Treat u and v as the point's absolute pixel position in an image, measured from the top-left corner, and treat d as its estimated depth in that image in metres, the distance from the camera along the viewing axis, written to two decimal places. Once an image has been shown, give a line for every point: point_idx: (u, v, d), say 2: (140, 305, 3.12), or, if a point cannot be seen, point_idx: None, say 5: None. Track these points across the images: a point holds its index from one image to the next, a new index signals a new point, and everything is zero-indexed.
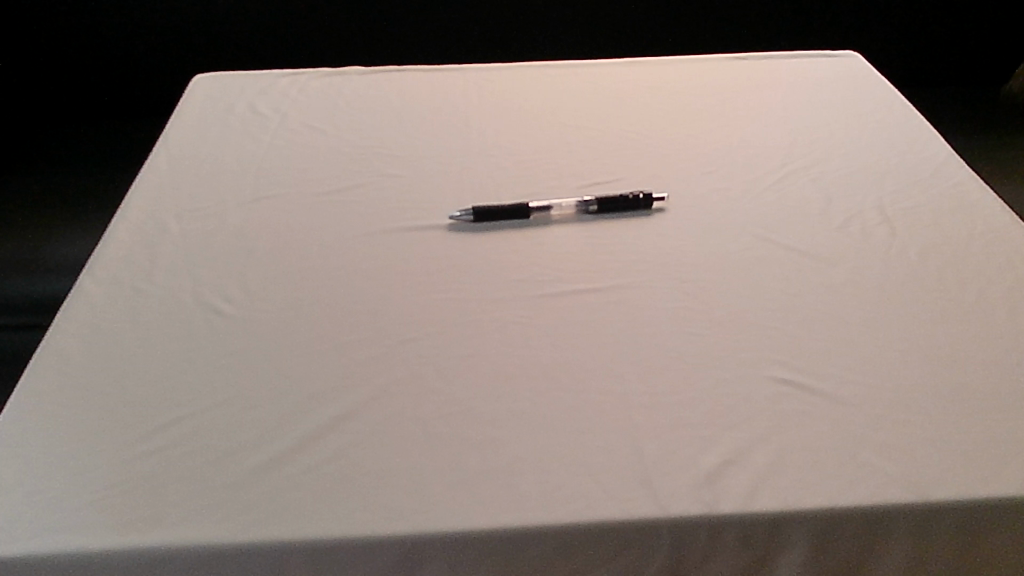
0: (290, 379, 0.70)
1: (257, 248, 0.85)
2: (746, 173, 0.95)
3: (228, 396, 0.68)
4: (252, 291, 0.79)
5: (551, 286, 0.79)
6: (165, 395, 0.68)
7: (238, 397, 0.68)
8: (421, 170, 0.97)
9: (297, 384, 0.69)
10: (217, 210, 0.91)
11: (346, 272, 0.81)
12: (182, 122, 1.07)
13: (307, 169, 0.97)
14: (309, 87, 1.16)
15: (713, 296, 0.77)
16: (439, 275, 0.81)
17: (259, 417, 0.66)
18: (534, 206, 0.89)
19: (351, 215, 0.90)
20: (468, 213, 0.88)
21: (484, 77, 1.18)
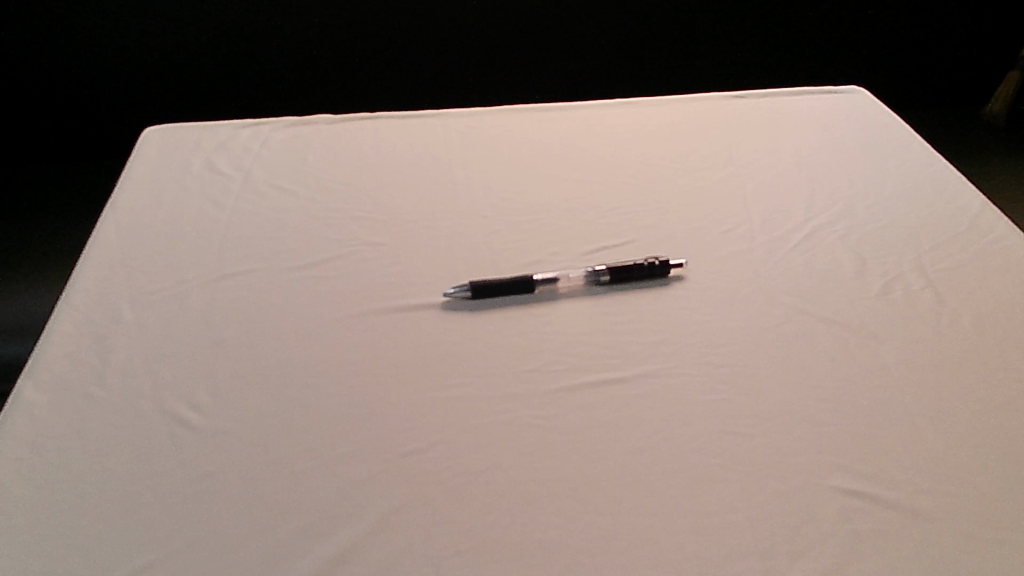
0: (273, 511, 0.59)
1: (226, 341, 0.74)
2: (768, 231, 0.86)
3: (200, 535, 0.57)
4: (224, 396, 0.68)
5: (569, 377, 0.69)
6: (124, 538, 0.57)
7: (212, 537, 0.57)
8: (408, 236, 0.87)
9: (283, 517, 0.59)
10: (178, 292, 0.80)
11: (332, 368, 0.71)
12: (133, 184, 0.96)
13: (279, 239, 0.87)
14: (273, 139, 1.05)
15: (754, 385, 0.68)
16: (438, 367, 0.71)
17: (239, 563, 0.56)
18: (539, 278, 0.79)
19: (332, 296, 0.79)
20: (467, 288, 0.78)
21: (465, 124, 1.08)
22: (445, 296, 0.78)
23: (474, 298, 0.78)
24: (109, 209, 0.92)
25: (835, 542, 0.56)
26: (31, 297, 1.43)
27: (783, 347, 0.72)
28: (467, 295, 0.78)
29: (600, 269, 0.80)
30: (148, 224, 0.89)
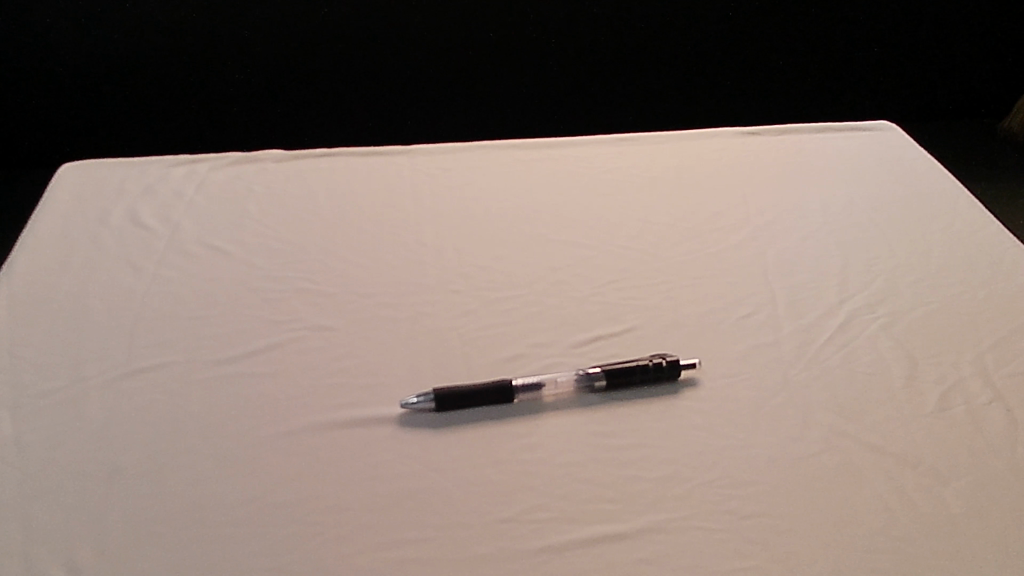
0: None
1: (125, 467, 0.59)
2: (796, 319, 0.71)
3: None
4: (115, 555, 0.54)
5: (556, 532, 0.55)
6: None
7: None
8: (362, 319, 0.72)
9: None
10: (74, 394, 0.64)
11: (256, 512, 0.56)
12: (38, 240, 0.80)
13: (206, 320, 0.72)
14: (210, 180, 0.89)
15: (791, 548, 0.54)
16: (390, 511, 0.56)
17: None
18: (519, 383, 0.64)
19: (263, 401, 0.64)
20: (430, 397, 0.63)
21: (436, 162, 0.93)
22: (402, 407, 0.63)
23: (438, 410, 0.63)
24: (4, 274, 0.76)
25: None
26: None
27: (822, 490, 0.57)
28: (430, 407, 0.63)
29: (595, 371, 0.65)
30: (50, 298, 0.74)
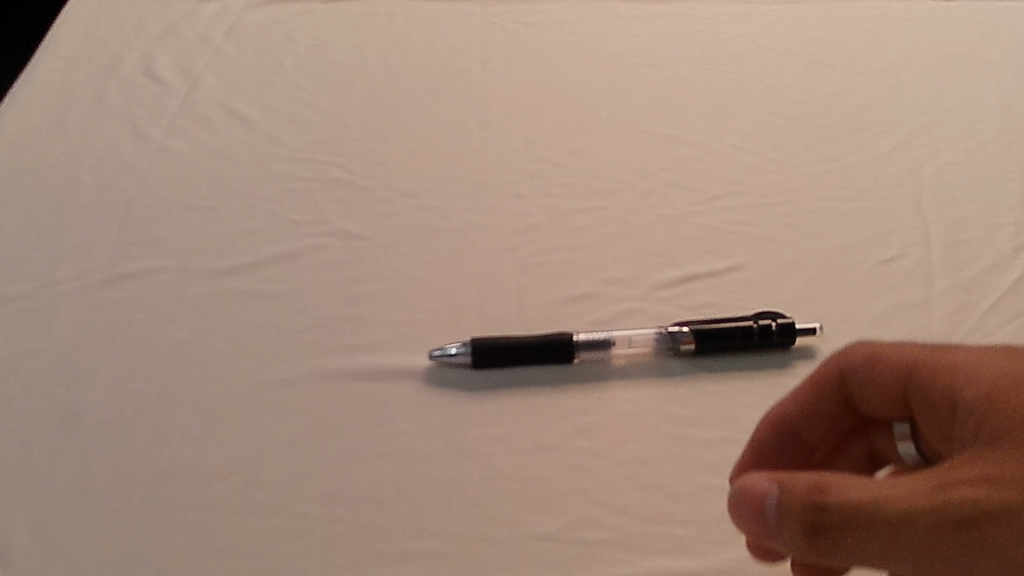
0: None
1: (86, 410, 0.48)
2: (955, 271, 0.55)
3: None
4: (55, 533, 0.43)
5: (605, 563, 0.42)
6: None
7: None
8: (399, 227, 0.58)
9: None
10: (40, 304, 0.53)
11: (232, 492, 0.45)
12: (32, 88, 0.67)
13: (211, 214, 0.59)
14: (242, 21, 0.74)
15: None
16: (397, 508, 0.44)
17: None
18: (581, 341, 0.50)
19: (263, 334, 0.52)
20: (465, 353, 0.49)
21: (517, 13, 0.75)
22: (431, 359, 0.50)
23: (475, 368, 0.50)
24: None
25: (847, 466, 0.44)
26: None
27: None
28: (465, 363, 0.50)
29: (681, 331, 0.50)
30: (34, 166, 0.62)
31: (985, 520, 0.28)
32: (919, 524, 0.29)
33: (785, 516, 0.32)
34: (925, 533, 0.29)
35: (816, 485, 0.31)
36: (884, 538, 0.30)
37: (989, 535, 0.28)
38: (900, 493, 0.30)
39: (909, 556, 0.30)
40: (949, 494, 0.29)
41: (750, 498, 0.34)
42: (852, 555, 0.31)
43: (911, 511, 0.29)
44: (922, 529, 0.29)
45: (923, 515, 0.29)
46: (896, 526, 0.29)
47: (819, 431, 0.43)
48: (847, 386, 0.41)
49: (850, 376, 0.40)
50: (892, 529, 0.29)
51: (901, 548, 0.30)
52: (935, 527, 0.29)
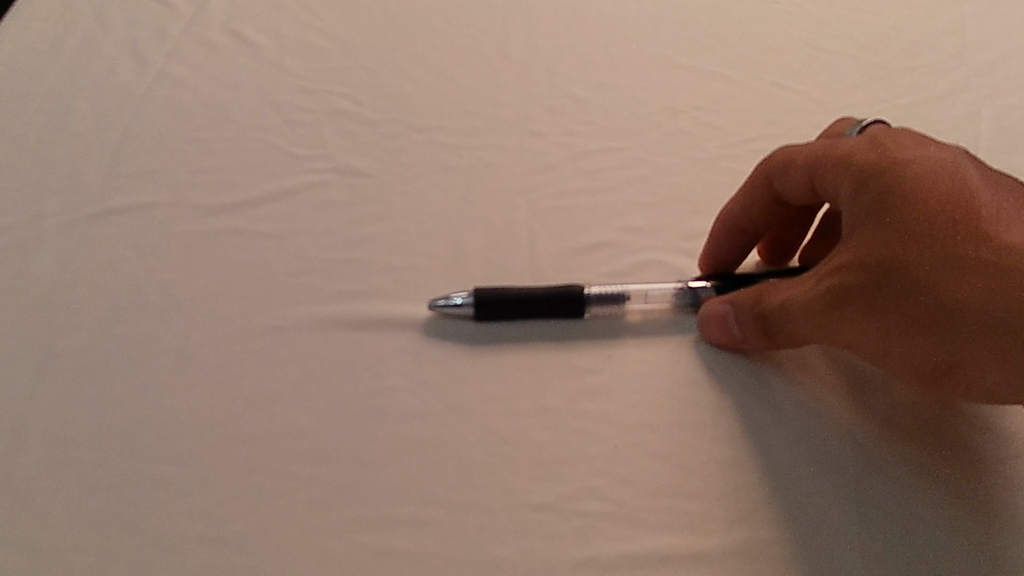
0: None
1: (65, 353, 0.45)
2: None
3: None
4: (26, 484, 0.41)
5: (605, 539, 0.39)
6: None
7: None
8: (406, 164, 0.54)
9: None
10: (24, 238, 0.50)
11: (212, 445, 0.42)
12: (31, 6, 0.64)
13: (209, 147, 0.55)
14: None
15: None
16: (385, 469, 0.41)
17: None
18: (596, 294, 0.46)
19: (256, 276, 0.49)
20: (472, 304, 0.46)
21: None
22: (431, 309, 0.46)
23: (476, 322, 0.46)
24: None
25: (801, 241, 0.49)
26: None
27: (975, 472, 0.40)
28: (468, 315, 0.46)
29: (704, 289, 0.47)
30: (28, 90, 0.58)
31: (847, 298, 0.39)
32: (812, 310, 0.40)
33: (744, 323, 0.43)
34: (818, 316, 0.40)
35: (754, 298, 0.43)
36: (789, 326, 0.41)
37: (854, 310, 0.39)
38: (796, 292, 0.41)
39: (812, 335, 0.41)
40: (825, 285, 0.39)
41: (712, 329, 0.44)
42: (775, 343, 0.42)
43: (804, 303, 0.40)
44: (813, 314, 0.40)
45: (810, 302, 0.40)
46: (784, 313, 0.41)
47: (766, 232, 0.47)
48: (774, 189, 0.45)
49: (774, 181, 0.45)
50: (792, 317, 0.41)
51: (805, 331, 0.41)
52: (823, 311, 0.40)
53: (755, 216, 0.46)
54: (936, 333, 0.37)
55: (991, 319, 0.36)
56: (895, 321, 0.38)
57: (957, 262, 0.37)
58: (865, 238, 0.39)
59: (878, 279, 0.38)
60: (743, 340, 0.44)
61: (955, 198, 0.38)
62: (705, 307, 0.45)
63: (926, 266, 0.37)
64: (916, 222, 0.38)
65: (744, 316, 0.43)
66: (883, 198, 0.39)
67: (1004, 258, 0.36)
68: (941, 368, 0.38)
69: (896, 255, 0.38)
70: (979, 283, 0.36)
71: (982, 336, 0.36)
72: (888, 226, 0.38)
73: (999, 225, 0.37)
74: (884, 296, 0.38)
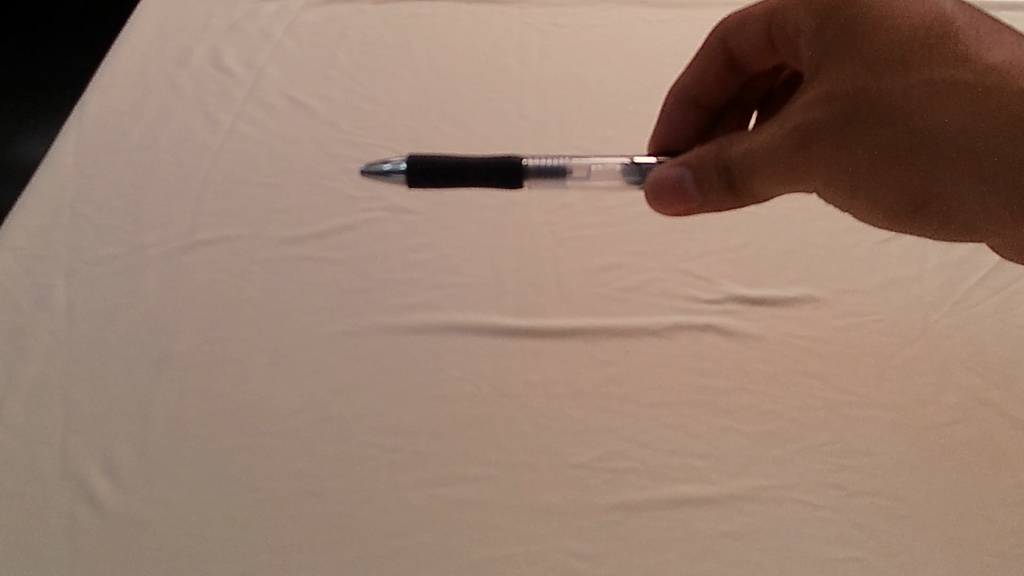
0: None
1: (175, 354, 0.55)
2: (947, 251, 0.60)
3: None
4: (156, 454, 0.50)
5: (633, 487, 0.48)
6: None
7: None
8: (446, 201, 0.64)
9: None
10: (130, 265, 0.60)
11: (306, 423, 0.51)
12: (112, 77, 0.74)
13: (278, 190, 0.66)
14: (300, 21, 0.81)
15: (902, 540, 0.47)
16: (451, 439, 0.51)
17: None
18: (532, 164, 0.51)
19: (330, 293, 0.58)
20: (412, 175, 0.51)
21: (550, 15, 0.82)
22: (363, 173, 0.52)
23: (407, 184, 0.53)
24: (75, 116, 0.71)
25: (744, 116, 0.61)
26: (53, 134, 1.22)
27: (923, 432, 0.51)
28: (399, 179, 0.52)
29: (650, 163, 0.52)
30: (118, 147, 0.69)
31: (821, 133, 0.43)
32: (781, 154, 0.43)
33: (704, 179, 0.46)
34: (785, 158, 0.43)
35: (714, 153, 0.46)
36: (754, 173, 0.44)
37: (829, 142, 0.43)
38: (759, 141, 0.44)
39: (779, 178, 0.44)
40: (798, 125, 0.43)
41: (668, 194, 0.47)
42: (734, 193, 0.46)
43: (772, 147, 0.44)
44: (779, 158, 0.43)
45: (777, 146, 0.43)
46: (751, 157, 0.44)
47: (713, 108, 0.58)
48: (727, 48, 0.54)
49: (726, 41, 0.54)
50: (758, 163, 0.44)
51: (767, 175, 0.44)
52: (792, 151, 0.43)
53: (702, 87, 0.57)
54: (912, 158, 0.42)
55: (967, 141, 0.41)
56: (872, 149, 0.43)
57: (936, 90, 0.41)
58: (842, 73, 0.43)
59: (853, 112, 0.42)
60: (705, 202, 0.47)
61: (926, 28, 0.43)
62: (656, 177, 0.47)
63: (901, 93, 0.42)
64: (895, 53, 0.42)
65: (711, 171, 0.46)
66: (859, 35, 0.43)
67: (984, 79, 0.41)
68: (918, 195, 0.44)
69: (872, 86, 0.42)
70: (958, 105, 0.41)
71: (961, 157, 0.41)
72: (860, 62, 0.43)
73: (976, 51, 0.42)
74: (859, 125, 0.42)
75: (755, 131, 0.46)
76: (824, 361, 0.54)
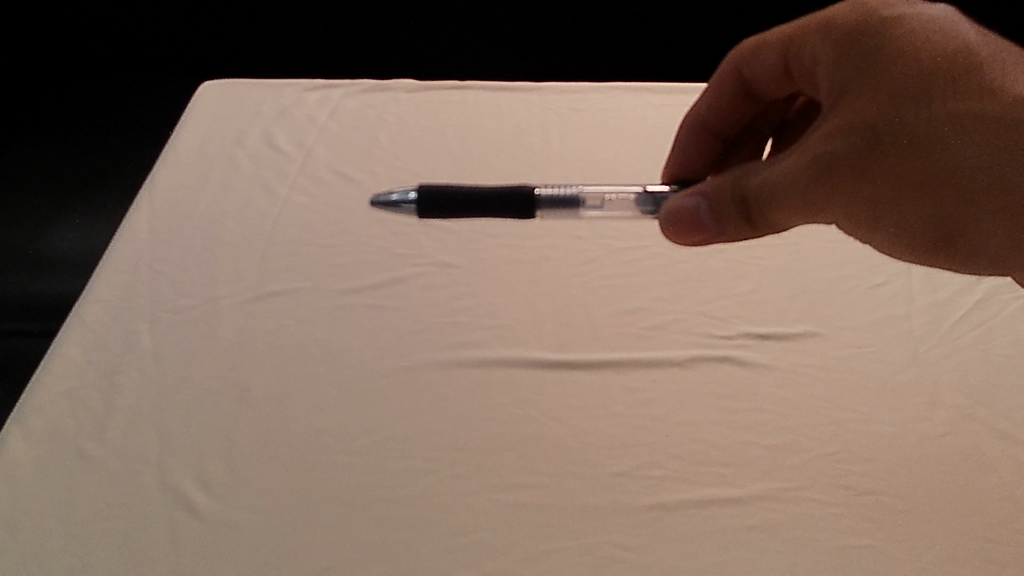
0: None
1: (254, 386, 0.62)
2: (930, 293, 0.69)
3: None
4: (243, 468, 0.56)
5: (668, 490, 0.55)
6: None
7: None
8: (485, 257, 0.72)
9: None
10: (206, 312, 0.67)
11: (375, 442, 0.58)
12: (177, 158, 0.83)
13: (334, 249, 0.73)
14: (342, 109, 0.90)
15: (907, 531, 0.53)
16: (504, 453, 0.57)
17: None
18: (544, 194, 0.59)
19: (387, 334, 0.66)
20: (420, 203, 0.58)
21: (567, 101, 0.91)
22: (372, 205, 0.60)
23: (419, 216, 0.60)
24: (147, 190, 0.79)
25: (752, 143, 0.71)
26: None
27: (919, 442, 0.58)
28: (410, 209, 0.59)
29: (661, 194, 0.59)
30: (187, 215, 0.76)
31: (841, 164, 0.50)
32: (800, 185, 0.51)
33: (718, 208, 0.54)
34: (807, 187, 0.51)
35: (733, 186, 0.53)
36: (772, 203, 0.52)
37: (849, 174, 0.50)
38: (776, 175, 0.51)
39: (796, 207, 0.51)
40: (818, 158, 0.51)
41: (686, 222, 0.54)
42: (752, 221, 0.53)
43: (791, 180, 0.51)
44: (797, 189, 0.51)
45: (799, 174, 0.51)
46: (771, 189, 0.51)
47: (726, 134, 0.68)
48: (741, 76, 0.64)
49: (743, 66, 0.63)
50: (777, 194, 0.51)
51: (780, 205, 0.52)
52: (810, 183, 0.51)
53: (715, 116, 0.67)
54: (932, 188, 0.50)
55: (985, 175, 0.49)
56: (895, 180, 0.50)
57: (955, 122, 0.49)
58: (864, 109, 0.51)
59: (873, 145, 0.50)
60: (722, 230, 0.54)
61: (940, 69, 0.51)
62: (676, 209, 0.55)
63: (923, 128, 0.50)
64: (915, 89, 0.50)
65: (731, 203, 0.53)
66: (882, 76, 0.51)
67: (1000, 113, 0.49)
68: (939, 225, 0.51)
69: (893, 117, 0.50)
70: (977, 136, 0.49)
71: (981, 188, 0.49)
72: (882, 100, 0.51)
73: (994, 84, 0.50)
74: (880, 158, 0.50)
75: (771, 165, 0.53)
76: (828, 386, 0.62)
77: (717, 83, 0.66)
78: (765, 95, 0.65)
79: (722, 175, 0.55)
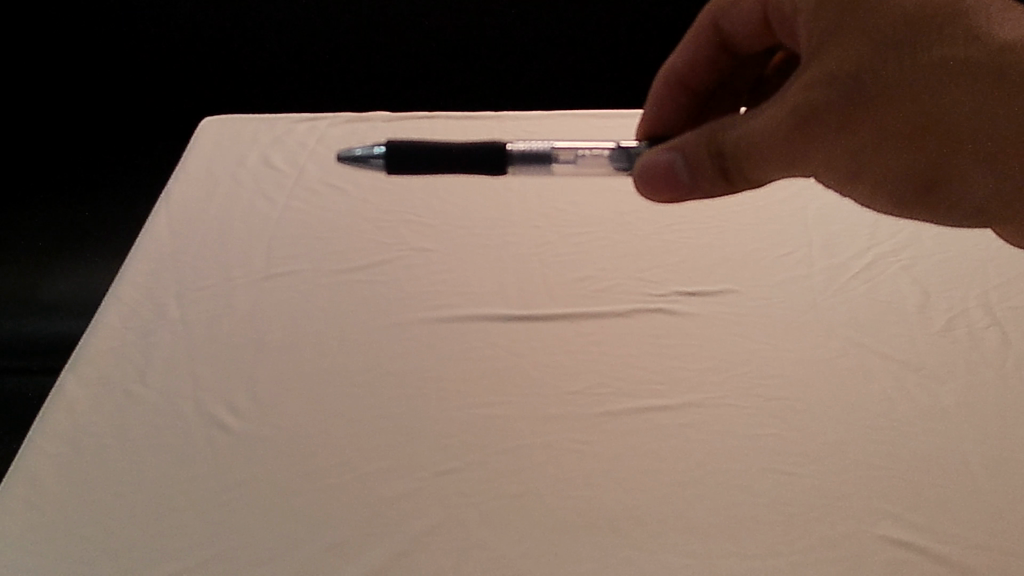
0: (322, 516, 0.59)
1: (268, 339, 0.74)
2: (828, 259, 0.83)
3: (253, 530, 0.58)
4: (265, 398, 0.68)
5: (614, 402, 0.68)
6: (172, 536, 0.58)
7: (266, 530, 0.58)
8: (458, 244, 0.85)
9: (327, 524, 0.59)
10: (222, 289, 0.80)
11: (373, 377, 0.70)
12: (187, 176, 0.96)
13: (329, 240, 0.86)
14: (329, 135, 1.04)
15: (806, 422, 0.66)
16: (480, 382, 0.70)
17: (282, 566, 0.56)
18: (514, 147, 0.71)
19: (379, 301, 0.78)
20: (387, 158, 0.71)
21: (522, 126, 1.06)
22: (342, 160, 0.72)
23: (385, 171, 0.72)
24: (163, 201, 0.92)
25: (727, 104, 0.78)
26: (94, 259, 1.40)
27: (815, 362, 0.71)
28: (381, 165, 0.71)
29: (632, 149, 0.71)
30: (201, 218, 0.89)
31: (820, 116, 0.52)
32: (772, 140, 0.54)
33: (693, 165, 0.58)
34: (782, 141, 0.54)
35: (708, 142, 0.58)
36: (746, 157, 0.56)
37: (828, 126, 0.53)
38: (752, 130, 0.55)
39: (771, 161, 0.55)
40: (795, 112, 0.53)
41: (663, 177, 0.59)
42: (727, 175, 0.57)
43: (764, 135, 0.54)
44: (770, 144, 0.54)
45: (775, 129, 0.54)
46: (746, 144, 0.55)
47: (701, 92, 0.75)
48: (716, 26, 0.71)
49: (720, 19, 0.70)
50: (750, 148, 0.55)
51: (754, 160, 0.55)
52: (784, 137, 0.54)
53: (690, 73, 0.74)
54: (915, 139, 0.52)
55: (970, 125, 0.50)
56: (877, 131, 0.52)
57: (942, 71, 0.50)
58: (842, 59, 0.52)
59: (853, 97, 0.52)
60: (696, 183, 0.59)
61: (927, 15, 0.51)
62: (652, 164, 0.60)
63: (904, 80, 0.51)
64: (897, 36, 0.51)
65: (704, 158, 0.58)
66: (862, 23, 0.52)
67: (995, 59, 0.49)
68: (923, 177, 0.53)
69: (872, 70, 0.51)
70: (972, 86, 0.49)
71: (966, 140, 0.50)
72: (862, 50, 0.52)
73: (985, 29, 0.50)
74: (860, 109, 0.52)
75: (748, 120, 0.56)
76: (744, 326, 0.75)
77: (695, 34, 0.72)
78: (737, 44, 0.71)
79: (698, 132, 0.59)
